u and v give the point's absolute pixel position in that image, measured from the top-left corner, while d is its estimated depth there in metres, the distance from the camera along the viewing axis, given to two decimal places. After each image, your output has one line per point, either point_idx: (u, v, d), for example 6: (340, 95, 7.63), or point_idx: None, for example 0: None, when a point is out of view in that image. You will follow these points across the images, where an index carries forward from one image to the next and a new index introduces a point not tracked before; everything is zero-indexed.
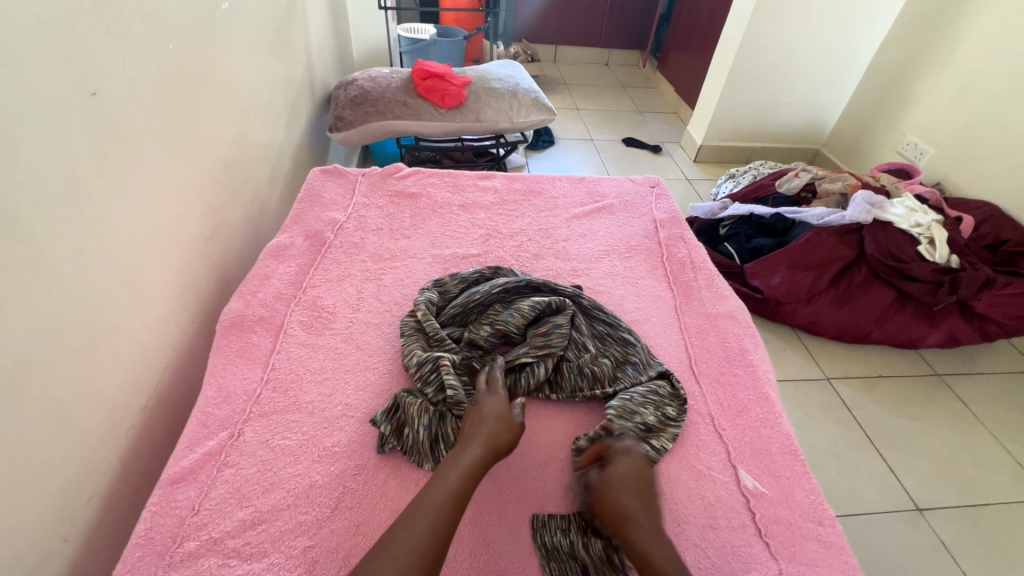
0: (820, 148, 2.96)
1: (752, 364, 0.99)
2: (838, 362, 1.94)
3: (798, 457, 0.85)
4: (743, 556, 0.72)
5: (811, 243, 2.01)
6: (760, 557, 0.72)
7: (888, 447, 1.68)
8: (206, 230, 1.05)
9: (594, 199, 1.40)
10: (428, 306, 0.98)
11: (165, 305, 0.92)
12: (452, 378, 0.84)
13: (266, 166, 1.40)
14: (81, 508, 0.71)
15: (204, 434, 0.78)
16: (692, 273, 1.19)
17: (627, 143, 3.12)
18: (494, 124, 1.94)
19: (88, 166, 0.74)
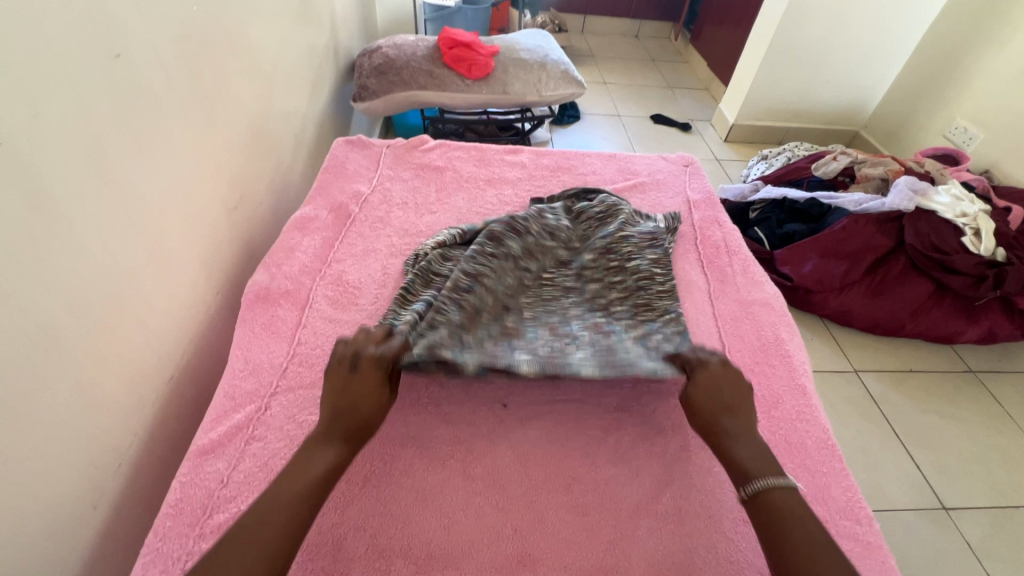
0: (859, 130, 2.82)
1: (788, 355, 0.95)
2: (867, 354, 1.88)
3: (835, 452, 0.82)
4: None
5: (847, 230, 1.92)
6: None
7: (915, 443, 1.64)
8: (232, 202, 1.04)
9: (625, 176, 1.35)
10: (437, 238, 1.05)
11: (191, 276, 0.91)
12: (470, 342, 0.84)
13: (290, 136, 1.37)
14: (111, 476, 0.72)
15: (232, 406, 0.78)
16: (727, 258, 1.14)
17: (655, 120, 3.01)
18: (521, 97, 1.87)
19: (113, 135, 0.72)
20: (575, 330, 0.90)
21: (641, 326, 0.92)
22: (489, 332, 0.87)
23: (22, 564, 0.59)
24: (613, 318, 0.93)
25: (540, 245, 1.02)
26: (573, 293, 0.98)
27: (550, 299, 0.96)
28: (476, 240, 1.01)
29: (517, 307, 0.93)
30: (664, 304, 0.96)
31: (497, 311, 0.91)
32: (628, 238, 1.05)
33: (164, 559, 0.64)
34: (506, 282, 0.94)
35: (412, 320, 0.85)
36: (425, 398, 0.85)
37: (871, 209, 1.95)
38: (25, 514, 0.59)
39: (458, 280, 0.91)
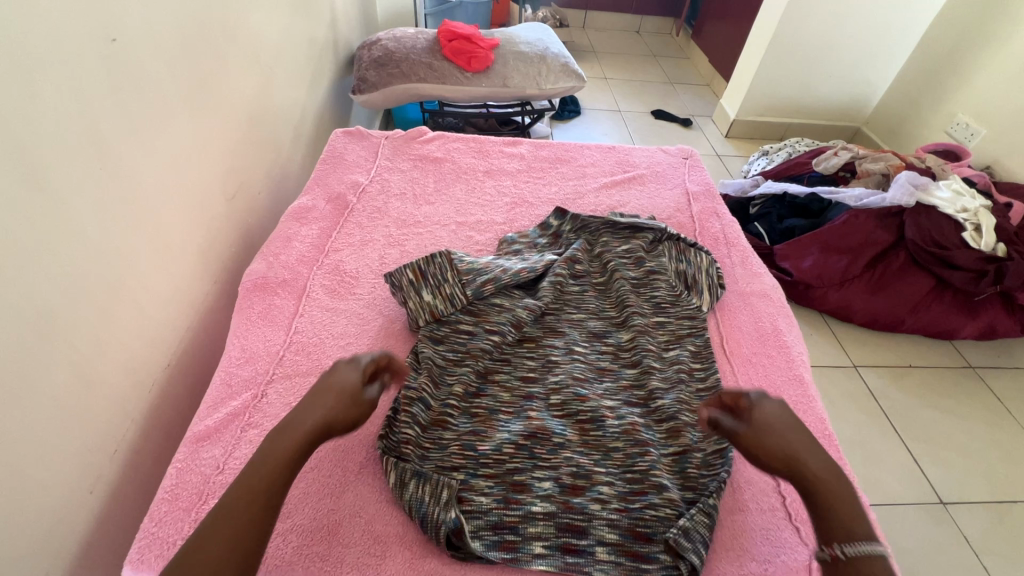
0: (860, 126, 2.81)
1: (786, 346, 0.95)
2: (866, 349, 1.88)
3: (832, 442, 0.82)
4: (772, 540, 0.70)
5: (847, 225, 1.92)
6: (788, 541, 0.70)
7: (914, 438, 1.64)
8: (230, 190, 1.04)
9: (624, 168, 1.34)
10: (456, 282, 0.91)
11: (188, 264, 0.91)
12: (470, 419, 0.79)
13: (288, 127, 1.37)
14: (107, 461, 0.72)
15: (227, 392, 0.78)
16: (726, 250, 1.14)
17: (656, 115, 3.00)
18: (521, 90, 1.86)
19: (109, 120, 0.71)
20: (592, 398, 0.82)
21: (683, 434, 0.78)
22: (510, 432, 0.77)
23: (19, 546, 0.59)
24: (651, 423, 0.81)
25: (568, 319, 0.96)
26: (605, 375, 0.88)
27: (580, 384, 0.84)
28: (499, 312, 0.92)
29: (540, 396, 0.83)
30: (702, 403, 0.83)
31: (519, 403, 0.82)
32: (662, 323, 0.95)
33: (159, 544, 0.64)
34: (527, 371, 0.87)
35: (417, 431, 0.75)
36: None
37: (872, 204, 1.94)
38: (21, 496, 0.59)
39: (469, 379, 0.84)
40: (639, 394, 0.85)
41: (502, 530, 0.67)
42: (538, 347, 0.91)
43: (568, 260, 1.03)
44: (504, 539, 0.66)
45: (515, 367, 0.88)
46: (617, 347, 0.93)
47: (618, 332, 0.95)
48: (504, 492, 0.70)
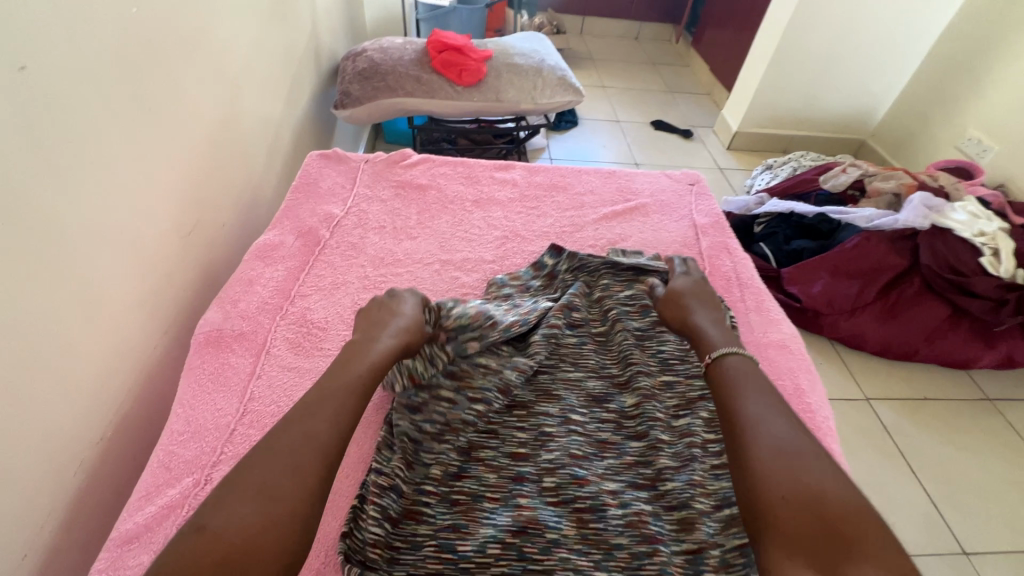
0: (866, 139, 2.71)
1: (811, 409, 0.84)
2: (879, 380, 1.78)
3: None
4: None
5: (859, 248, 1.81)
6: None
7: (932, 478, 1.54)
8: (186, 227, 0.92)
9: (625, 196, 1.23)
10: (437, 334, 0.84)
11: (130, 317, 0.79)
12: (449, 506, 0.69)
13: (261, 148, 1.25)
14: (15, 567, 0.61)
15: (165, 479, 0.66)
16: (739, 292, 1.03)
17: (656, 127, 2.90)
18: (515, 105, 1.76)
19: (20, 164, 0.60)
20: (590, 480, 0.72)
21: (697, 526, 0.68)
22: (495, 527, 0.66)
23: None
24: (659, 511, 0.70)
25: (564, 380, 0.85)
26: (606, 450, 0.77)
27: (578, 464, 0.74)
28: (483, 375, 0.82)
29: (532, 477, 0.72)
30: (720, 484, 0.71)
31: (507, 487, 0.71)
32: (669, 383, 0.84)
33: None
34: (516, 447, 0.76)
35: (385, 530, 0.65)
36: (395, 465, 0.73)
37: (884, 225, 1.84)
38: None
39: (450, 459, 0.74)
40: (646, 474, 0.74)
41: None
42: (530, 413, 0.81)
43: (562, 309, 0.91)
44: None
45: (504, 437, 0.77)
46: (619, 413, 0.82)
47: (620, 395, 0.84)
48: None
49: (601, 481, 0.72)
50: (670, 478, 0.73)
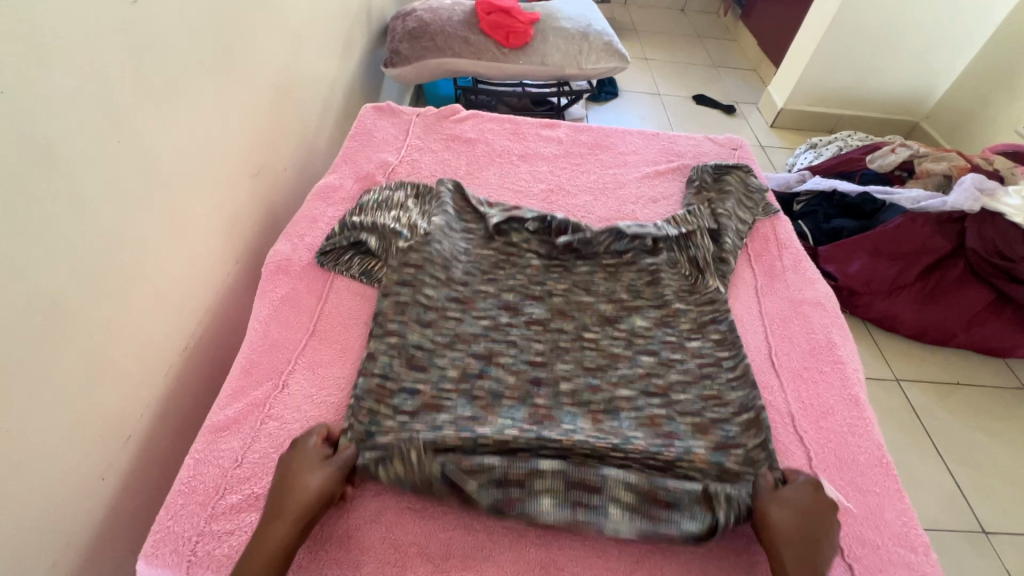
0: (920, 120, 2.61)
1: (841, 362, 0.86)
2: (911, 362, 1.77)
3: (890, 471, 0.73)
4: None
5: (902, 229, 1.78)
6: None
7: (958, 461, 1.54)
8: (254, 167, 0.98)
9: (669, 157, 1.24)
10: (422, 222, 0.94)
11: (209, 244, 0.86)
12: (468, 406, 0.73)
13: (316, 101, 1.31)
14: (119, 449, 0.69)
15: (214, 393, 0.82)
16: (777, 252, 1.03)
17: (697, 101, 2.85)
18: (559, 69, 1.77)
19: (130, 92, 0.67)
20: (606, 385, 0.78)
21: (711, 431, 0.73)
22: (514, 421, 0.72)
23: (15, 541, 0.56)
24: (674, 415, 0.75)
25: (576, 301, 0.89)
26: (620, 360, 0.81)
27: (608, 327, 0.86)
28: (470, 264, 0.92)
29: (539, 348, 0.82)
30: (735, 394, 0.78)
31: (525, 390, 0.76)
32: (684, 309, 0.88)
33: (174, 540, 0.61)
34: (534, 354, 0.81)
35: (403, 419, 0.71)
36: (423, 376, 0.76)
37: (930, 207, 1.79)
38: (17, 492, 0.56)
39: (467, 363, 0.79)
40: (664, 395, 0.77)
41: (508, 486, 0.65)
42: (527, 318, 0.86)
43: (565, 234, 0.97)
44: (510, 497, 0.64)
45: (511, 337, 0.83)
46: (625, 335, 0.85)
47: (617, 323, 0.86)
48: (509, 454, 0.67)
49: (614, 387, 0.78)
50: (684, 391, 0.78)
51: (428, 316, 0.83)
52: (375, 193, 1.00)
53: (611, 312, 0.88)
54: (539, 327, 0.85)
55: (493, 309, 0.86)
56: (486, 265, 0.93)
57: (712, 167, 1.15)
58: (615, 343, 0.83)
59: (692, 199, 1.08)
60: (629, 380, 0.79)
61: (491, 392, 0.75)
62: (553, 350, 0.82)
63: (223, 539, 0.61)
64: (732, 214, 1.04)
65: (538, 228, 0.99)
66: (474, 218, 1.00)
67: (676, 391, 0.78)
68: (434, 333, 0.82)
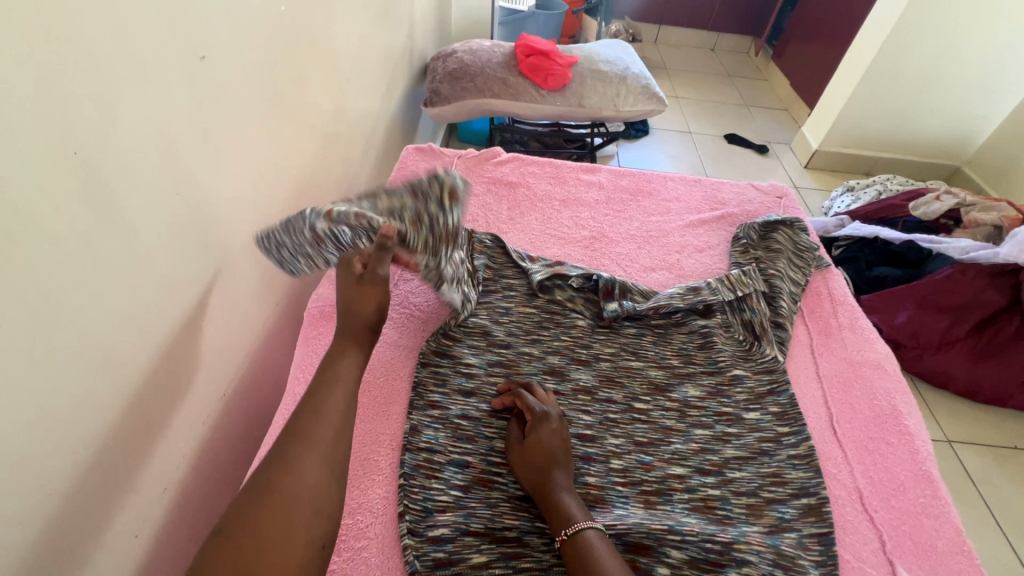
0: (961, 165, 2.54)
1: (909, 431, 0.80)
2: (963, 421, 1.67)
3: (974, 561, 0.67)
4: None
5: (952, 280, 1.70)
6: None
7: (1021, 534, 1.42)
8: (300, 208, 0.99)
9: (711, 205, 1.19)
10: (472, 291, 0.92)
11: (253, 288, 0.85)
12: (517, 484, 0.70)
13: (360, 140, 1.32)
14: (155, 502, 0.67)
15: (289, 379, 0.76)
16: (832, 308, 0.98)
17: (729, 141, 2.83)
18: (596, 111, 1.77)
19: (192, 144, 0.68)
20: (658, 462, 0.74)
21: (767, 512, 0.69)
22: None
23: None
24: (729, 495, 0.71)
25: (626, 368, 0.86)
26: (673, 435, 0.77)
27: (657, 396, 0.82)
28: (513, 324, 0.90)
29: (588, 419, 0.78)
30: (795, 473, 0.73)
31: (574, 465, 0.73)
32: (740, 377, 0.84)
33: None
34: (582, 427, 0.77)
35: (453, 496, 0.68)
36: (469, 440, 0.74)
37: (980, 258, 1.69)
38: (54, 552, 0.54)
39: None
40: (719, 474, 0.73)
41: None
42: (575, 385, 0.82)
43: (610, 293, 0.93)
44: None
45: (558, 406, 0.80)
46: (674, 406, 0.81)
47: (666, 389, 0.83)
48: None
49: (667, 464, 0.74)
50: (741, 470, 0.74)
51: (475, 381, 0.82)
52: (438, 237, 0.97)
53: (660, 379, 0.84)
54: (586, 393, 0.81)
55: (538, 372, 0.83)
56: (528, 326, 0.91)
57: (761, 222, 1.09)
58: (665, 414, 0.80)
59: (739, 253, 1.04)
60: (682, 459, 0.74)
61: None
62: (603, 420, 0.78)
63: None
64: (784, 274, 0.99)
65: (583, 285, 0.96)
66: (517, 274, 0.99)
67: (731, 470, 0.74)
68: (480, 399, 0.80)
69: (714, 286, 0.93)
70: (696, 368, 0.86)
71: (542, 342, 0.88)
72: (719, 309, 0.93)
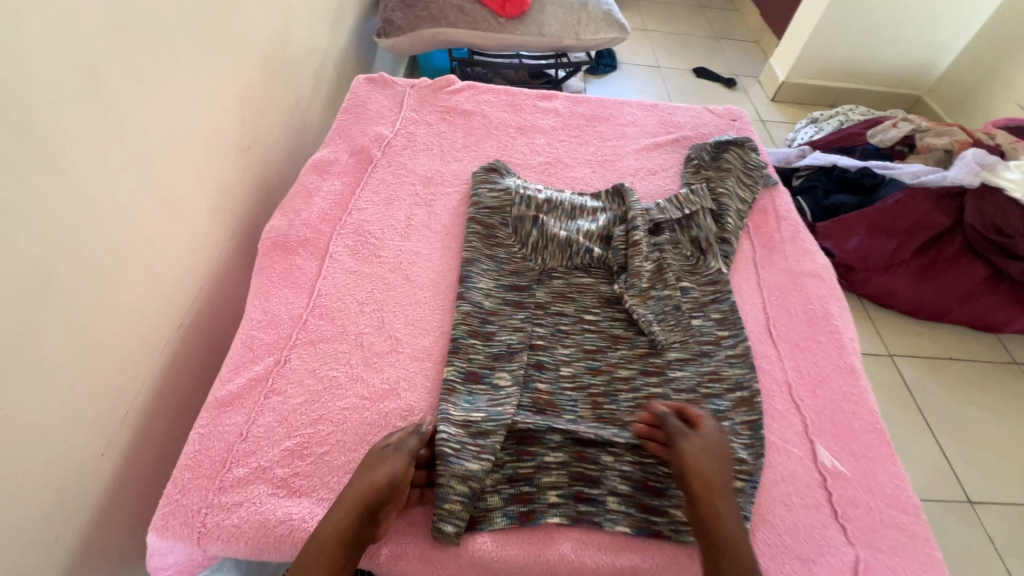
0: (922, 94, 2.57)
1: (837, 331, 0.86)
2: (905, 337, 1.78)
3: (885, 438, 0.75)
4: (815, 538, 0.65)
5: (901, 205, 1.78)
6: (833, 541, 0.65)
7: (948, 434, 1.57)
8: (242, 139, 0.95)
9: (667, 129, 1.19)
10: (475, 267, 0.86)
11: (201, 220, 0.84)
12: (477, 393, 0.73)
13: (308, 71, 1.27)
14: (118, 426, 0.69)
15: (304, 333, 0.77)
16: (776, 223, 1.02)
17: (698, 74, 2.79)
18: (557, 40, 1.71)
19: (114, 62, 0.65)
20: (606, 366, 0.78)
21: (703, 405, 0.75)
22: (519, 403, 0.72)
23: (15, 518, 0.56)
24: (670, 392, 0.76)
25: (578, 284, 0.89)
26: (620, 342, 0.82)
27: (606, 307, 0.86)
28: (473, 244, 0.90)
29: (543, 331, 0.82)
30: (732, 370, 0.79)
31: (528, 372, 0.77)
32: (686, 288, 0.88)
33: (183, 512, 0.61)
34: (537, 338, 0.81)
35: (411, 405, 0.71)
36: (426, 352, 0.77)
37: (929, 182, 1.79)
38: (16, 470, 0.55)
39: (474, 345, 0.77)
40: (660, 373, 0.78)
41: (518, 483, 0.67)
42: (531, 300, 0.85)
43: (564, 216, 0.94)
44: (519, 492, 0.66)
45: (515, 318, 0.82)
46: (622, 319, 0.85)
47: (616, 301, 0.87)
48: (517, 444, 0.70)
49: (614, 368, 0.78)
50: (681, 368, 0.79)
51: (435, 300, 0.83)
52: (473, 249, 0.89)
53: (611, 292, 0.88)
54: (541, 308, 0.85)
55: (492, 288, 0.85)
56: (481, 245, 0.90)
57: (712, 143, 1.11)
58: (613, 324, 0.84)
59: (691, 174, 1.06)
60: (628, 362, 0.79)
61: (496, 375, 0.75)
62: (558, 331, 0.82)
63: (231, 511, 0.61)
64: (732, 192, 1.02)
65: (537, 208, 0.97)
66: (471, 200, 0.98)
67: (672, 370, 0.79)
68: (435, 315, 0.82)
69: (663, 205, 0.97)
70: (647, 276, 0.88)
71: (501, 262, 0.89)
72: (668, 227, 0.95)
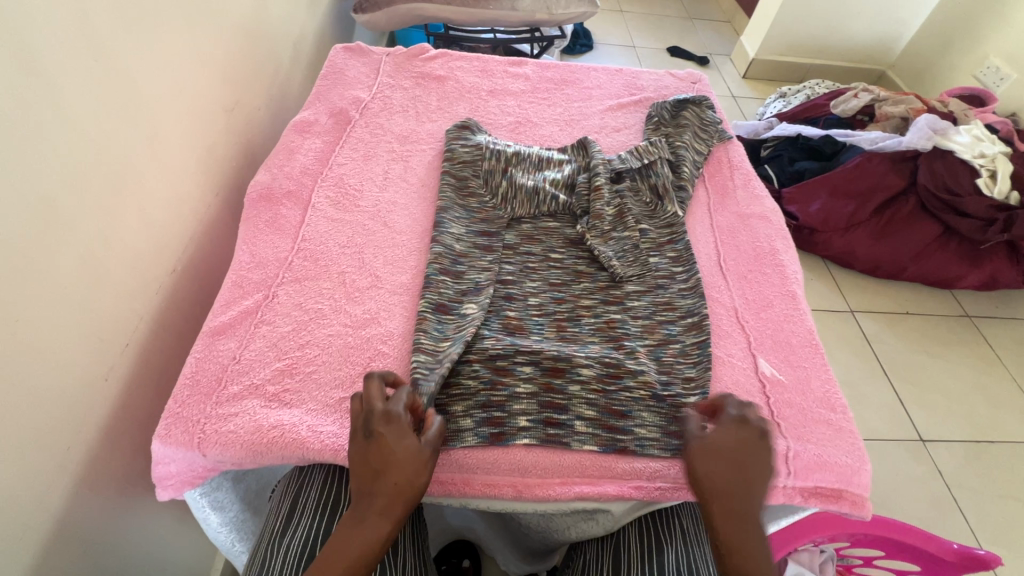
0: (887, 69, 2.67)
1: (781, 264, 0.94)
2: (865, 294, 1.89)
3: (819, 351, 0.83)
4: None
5: (860, 169, 1.87)
6: (768, 435, 0.73)
7: (902, 380, 1.68)
8: (226, 99, 1.00)
9: (631, 91, 1.26)
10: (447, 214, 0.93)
11: (190, 172, 0.90)
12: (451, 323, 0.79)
13: (287, 42, 1.31)
14: (118, 354, 0.74)
15: (289, 272, 0.83)
16: (729, 173, 1.10)
17: (672, 53, 2.87)
18: (529, 15, 1.77)
19: (105, 13, 0.70)
20: (569, 298, 0.86)
21: (658, 330, 0.83)
22: (489, 331, 0.78)
23: (29, 424, 0.62)
24: (628, 318, 0.84)
25: (544, 229, 0.96)
26: (582, 277, 0.89)
27: (570, 247, 0.93)
28: (446, 193, 0.96)
29: (511, 269, 0.88)
30: (684, 300, 0.86)
31: (497, 304, 0.83)
32: (645, 230, 0.96)
33: (183, 423, 0.67)
34: (506, 275, 0.87)
35: (390, 331, 0.78)
36: (403, 287, 0.84)
37: (886, 147, 1.89)
38: (29, 380, 0.61)
39: (446, 283, 0.83)
40: (618, 303, 0.86)
41: (491, 408, 0.72)
42: (500, 242, 0.92)
43: (532, 168, 1.01)
44: (491, 417, 0.71)
45: (484, 258, 0.89)
46: (585, 258, 0.92)
47: (579, 242, 0.94)
48: (491, 373, 0.74)
49: (577, 298, 0.86)
50: (638, 298, 0.87)
51: (412, 244, 0.90)
52: (446, 199, 0.95)
53: (574, 235, 0.95)
54: (510, 249, 0.91)
55: (464, 232, 0.91)
56: (454, 196, 0.97)
57: (672, 102, 1.18)
58: (576, 262, 0.91)
59: (651, 130, 1.14)
60: (589, 294, 0.87)
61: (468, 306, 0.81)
62: (526, 269, 0.89)
63: (228, 420, 0.67)
64: (688, 145, 1.09)
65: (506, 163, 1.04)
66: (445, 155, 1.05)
67: (630, 300, 0.86)
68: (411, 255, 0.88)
69: (624, 157, 1.04)
70: (609, 220, 0.95)
71: (472, 210, 0.96)
72: (629, 176, 1.03)
